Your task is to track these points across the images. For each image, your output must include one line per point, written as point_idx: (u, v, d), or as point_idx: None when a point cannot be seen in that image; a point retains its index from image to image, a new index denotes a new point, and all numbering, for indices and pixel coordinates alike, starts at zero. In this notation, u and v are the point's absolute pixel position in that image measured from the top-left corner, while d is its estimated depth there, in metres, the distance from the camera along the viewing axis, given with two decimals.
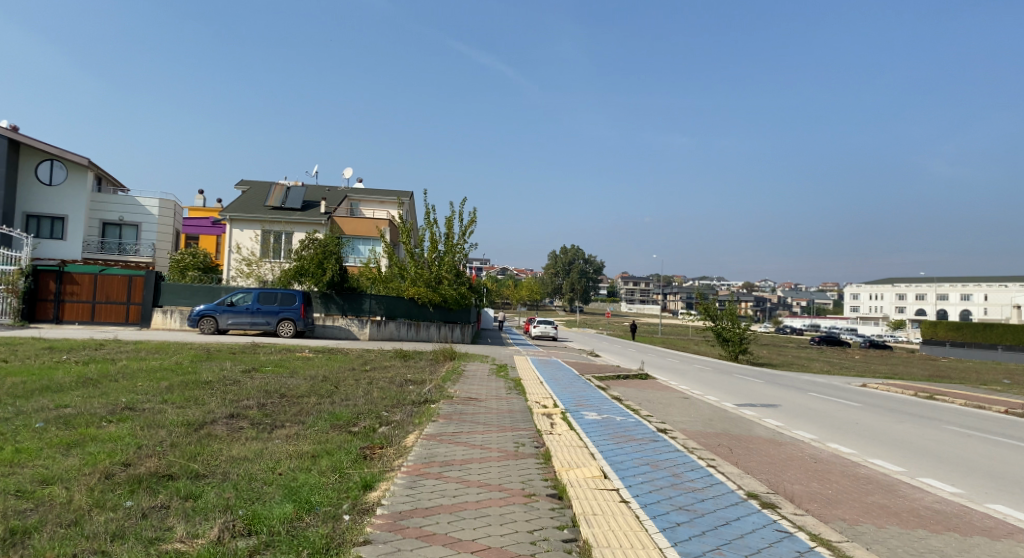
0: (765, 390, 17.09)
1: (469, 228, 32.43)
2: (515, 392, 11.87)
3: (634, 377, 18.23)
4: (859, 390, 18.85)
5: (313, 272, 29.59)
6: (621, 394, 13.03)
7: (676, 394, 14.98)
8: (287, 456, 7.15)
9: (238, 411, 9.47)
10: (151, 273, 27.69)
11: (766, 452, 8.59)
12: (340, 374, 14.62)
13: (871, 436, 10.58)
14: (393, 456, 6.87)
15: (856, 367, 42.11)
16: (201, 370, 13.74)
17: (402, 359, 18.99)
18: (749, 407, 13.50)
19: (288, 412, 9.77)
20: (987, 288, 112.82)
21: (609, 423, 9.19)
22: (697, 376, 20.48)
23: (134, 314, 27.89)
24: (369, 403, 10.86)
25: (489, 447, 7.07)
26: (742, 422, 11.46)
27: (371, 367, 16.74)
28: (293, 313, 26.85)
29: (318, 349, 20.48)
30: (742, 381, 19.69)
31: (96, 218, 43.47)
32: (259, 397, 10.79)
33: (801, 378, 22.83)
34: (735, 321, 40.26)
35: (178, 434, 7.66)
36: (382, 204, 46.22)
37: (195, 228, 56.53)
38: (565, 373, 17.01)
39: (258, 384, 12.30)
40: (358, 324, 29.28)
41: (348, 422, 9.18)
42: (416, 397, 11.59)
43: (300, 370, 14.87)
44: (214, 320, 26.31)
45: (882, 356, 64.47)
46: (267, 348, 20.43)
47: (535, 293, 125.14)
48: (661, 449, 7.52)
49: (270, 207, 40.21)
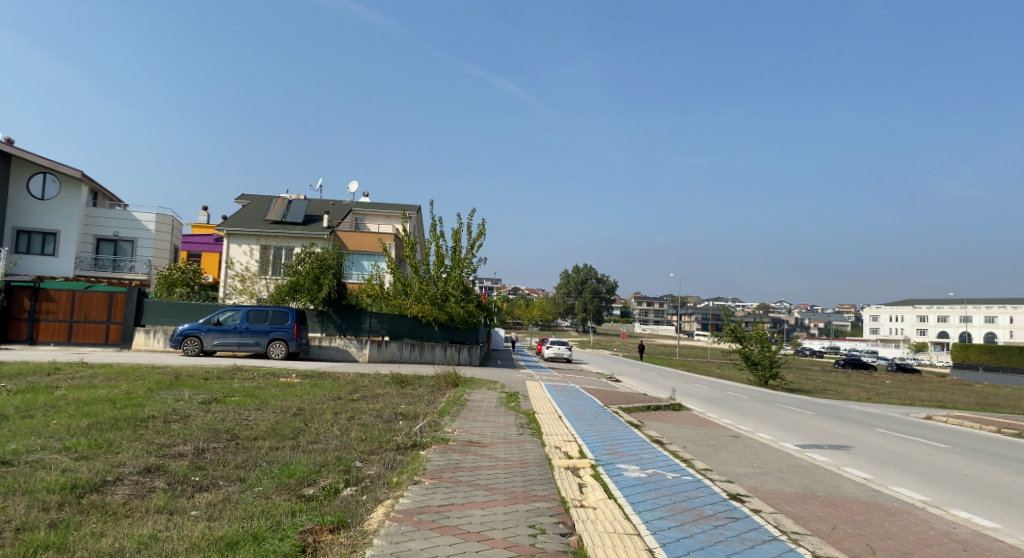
0: (823, 425, 14.46)
1: (478, 241, 30.08)
2: (529, 432, 9.40)
3: (666, 409, 15.62)
4: (929, 424, 16.13)
5: (308, 288, 27.50)
6: (659, 435, 10.48)
7: (721, 432, 12.41)
8: (187, 545, 4.73)
9: (159, 463, 7.07)
10: (134, 289, 25.71)
11: (885, 528, 6.05)
12: (319, 405, 12.20)
13: (998, 497, 7.98)
14: (340, 554, 4.41)
15: (895, 393, 39.28)
16: (149, 400, 11.40)
17: (399, 385, 16.55)
18: (818, 452, 10.84)
19: (228, 464, 7.36)
20: (1013, 311, 109.27)
21: (659, 484, 6.63)
22: (736, 407, 17.84)
23: (114, 334, 25.77)
24: (340, 450, 8.40)
25: (492, 537, 4.61)
26: (820, 473, 8.83)
27: (361, 396, 14.31)
28: (285, 333, 24.63)
29: (306, 375, 18.10)
30: (789, 413, 17.02)
31: (91, 233, 41.92)
32: (201, 441, 8.40)
33: (852, 408, 20.14)
34: (765, 344, 37.71)
35: (40, 508, 5.25)
36: (388, 218, 44.10)
37: (197, 246, 54.97)
38: (587, 403, 14.51)
39: (210, 421, 9.92)
40: (357, 345, 26.89)
41: (303, 481, 6.74)
42: (403, 438, 9.14)
43: (273, 401, 12.51)
44: (199, 340, 24.16)
45: (914, 380, 61.30)
46: (248, 372, 18.12)
47: (548, 314, 122.53)
48: (750, 539, 4.96)
49: (269, 221, 38.35)
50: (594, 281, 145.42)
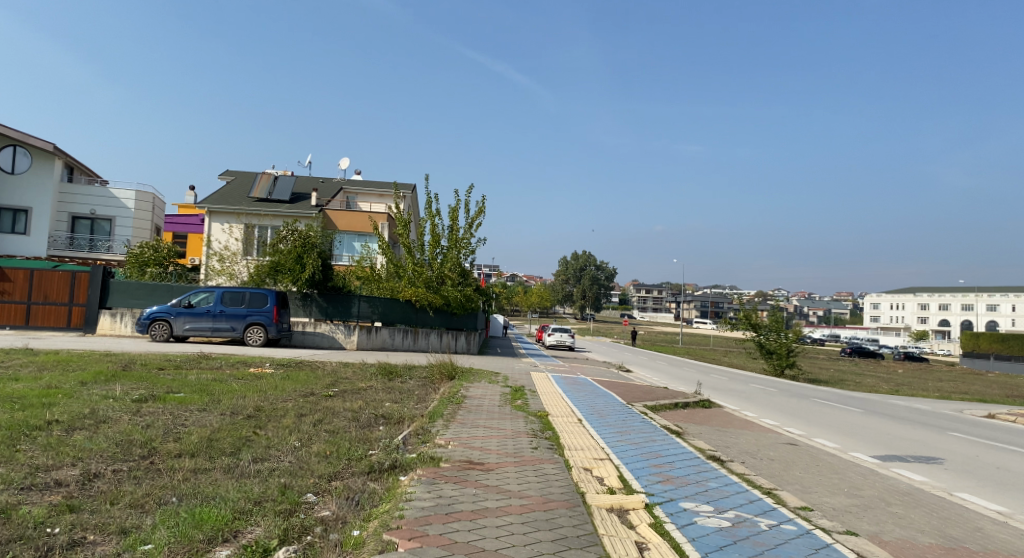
0: (885, 428, 12.20)
1: (477, 219, 27.70)
2: (546, 448, 7.15)
3: (696, 407, 13.42)
4: (1000, 425, 13.89)
5: (290, 269, 25.13)
6: (711, 449, 8.24)
7: (773, 439, 10.16)
8: None
9: (7, 504, 4.74)
10: (98, 268, 23.36)
11: None
12: (283, 405, 9.90)
13: None
14: None
15: (917, 384, 37.22)
16: (68, 398, 9.11)
17: (385, 378, 14.31)
18: (904, 466, 8.61)
19: (116, 502, 5.02)
20: (1016, 299, 107.37)
21: (758, 545, 4.32)
22: (772, 403, 15.61)
23: (77, 318, 23.47)
24: (289, 476, 6.10)
25: None
26: (938, 504, 6.56)
27: (339, 391, 12.05)
28: (264, 317, 22.32)
29: (281, 364, 15.86)
30: (835, 411, 14.80)
31: (65, 211, 39.54)
32: (100, 461, 6.06)
33: (897, 405, 17.94)
34: (781, 331, 35.62)
35: None
36: (381, 197, 41.68)
37: (183, 227, 52.60)
38: (606, 401, 12.28)
39: (131, 426, 7.61)
40: (344, 332, 24.72)
41: (215, 539, 4.42)
42: (379, 455, 6.83)
43: (229, 398, 10.22)
44: (169, 324, 21.92)
45: (926, 370, 59.12)
46: (214, 361, 15.87)
47: (545, 300, 120.32)
48: None
49: (253, 198, 35.98)
50: (593, 269, 143.62)
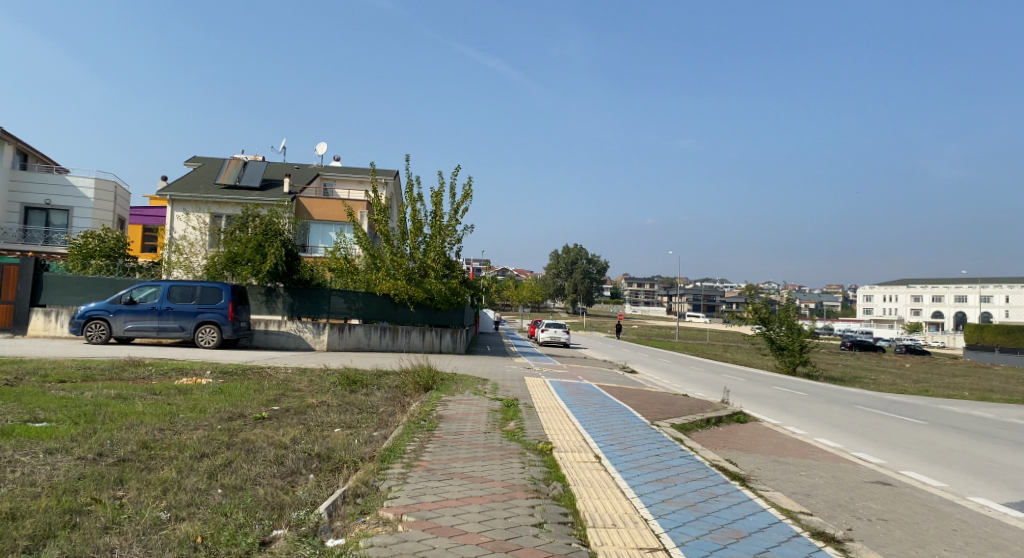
0: (979, 450, 9.62)
1: (464, 204, 24.92)
2: (556, 526, 4.41)
3: (731, 423, 10.79)
4: None
5: (250, 260, 22.36)
6: (796, 506, 5.55)
7: (855, 476, 7.52)
8: None
9: None
10: (28, 260, 20.38)
11: None
12: (183, 439, 7.06)
13: None
14: None
15: (936, 380, 34.81)
16: None
17: (346, 390, 11.53)
18: None
19: None
20: (1010, 290, 105.85)
21: None
22: (815, 414, 13.01)
23: (3, 317, 20.49)
24: None
25: None
26: None
27: (279, 412, 9.24)
28: (218, 315, 19.48)
29: (223, 373, 13.04)
30: (897, 425, 12.17)
31: (17, 201, 36.37)
32: None
33: (952, 411, 15.42)
34: (793, 326, 33.02)
35: None
36: (361, 184, 38.85)
37: (154, 219, 49.45)
38: (624, 419, 9.58)
39: None
40: (313, 331, 22.17)
41: None
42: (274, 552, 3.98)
43: (113, 428, 7.36)
44: (108, 324, 19.05)
45: (934, 364, 56.76)
46: (141, 369, 13.03)
47: (537, 294, 117.51)
48: None
49: (218, 184, 32.98)
50: (586, 262, 140.46)
